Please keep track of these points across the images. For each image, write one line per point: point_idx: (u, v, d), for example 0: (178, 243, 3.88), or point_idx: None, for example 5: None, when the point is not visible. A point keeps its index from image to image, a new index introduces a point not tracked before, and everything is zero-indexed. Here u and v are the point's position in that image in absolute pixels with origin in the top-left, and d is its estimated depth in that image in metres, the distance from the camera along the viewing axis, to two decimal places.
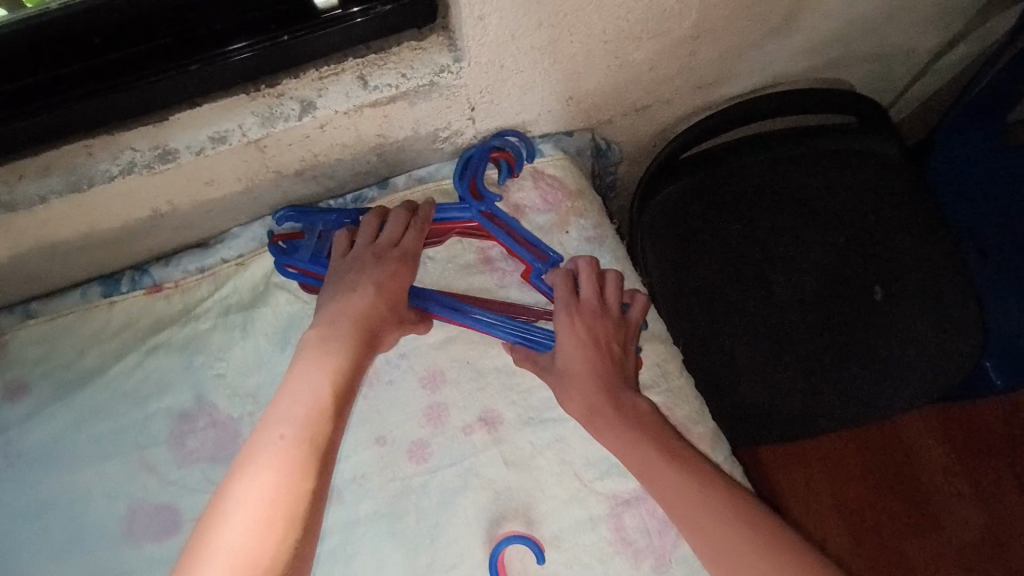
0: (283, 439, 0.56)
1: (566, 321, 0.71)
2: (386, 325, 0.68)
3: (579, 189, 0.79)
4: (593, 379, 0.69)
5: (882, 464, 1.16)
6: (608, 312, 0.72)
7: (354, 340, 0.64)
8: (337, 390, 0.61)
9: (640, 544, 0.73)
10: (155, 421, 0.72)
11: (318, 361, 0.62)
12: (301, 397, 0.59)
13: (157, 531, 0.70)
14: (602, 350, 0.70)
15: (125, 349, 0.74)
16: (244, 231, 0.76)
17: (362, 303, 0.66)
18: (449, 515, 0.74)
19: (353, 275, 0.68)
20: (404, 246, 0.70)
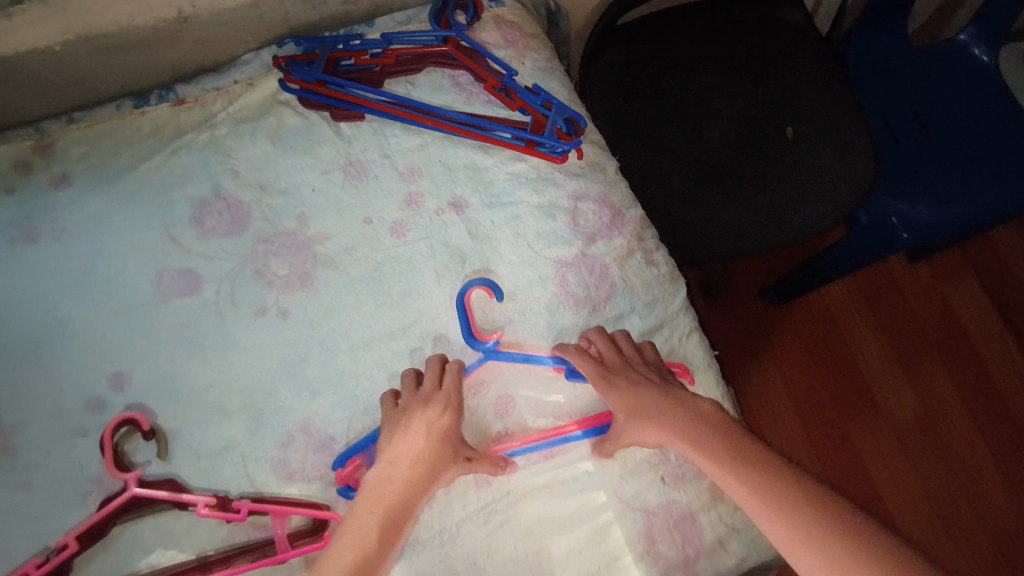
0: (363, 535, 0.64)
1: (605, 386, 0.75)
2: (444, 464, 0.71)
3: (532, 33, 0.97)
4: (654, 412, 0.74)
5: (824, 343, 1.64)
6: (635, 363, 0.78)
7: (411, 479, 0.69)
8: (412, 481, 0.69)
9: (581, 296, 0.84)
10: (179, 205, 0.86)
11: (405, 443, 0.70)
12: (376, 492, 0.67)
13: (180, 289, 0.83)
14: (644, 388, 0.75)
15: (153, 150, 0.88)
16: (254, 57, 0.90)
17: (417, 444, 0.71)
18: (422, 278, 0.84)
19: (407, 420, 0.72)
20: (448, 384, 0.75)
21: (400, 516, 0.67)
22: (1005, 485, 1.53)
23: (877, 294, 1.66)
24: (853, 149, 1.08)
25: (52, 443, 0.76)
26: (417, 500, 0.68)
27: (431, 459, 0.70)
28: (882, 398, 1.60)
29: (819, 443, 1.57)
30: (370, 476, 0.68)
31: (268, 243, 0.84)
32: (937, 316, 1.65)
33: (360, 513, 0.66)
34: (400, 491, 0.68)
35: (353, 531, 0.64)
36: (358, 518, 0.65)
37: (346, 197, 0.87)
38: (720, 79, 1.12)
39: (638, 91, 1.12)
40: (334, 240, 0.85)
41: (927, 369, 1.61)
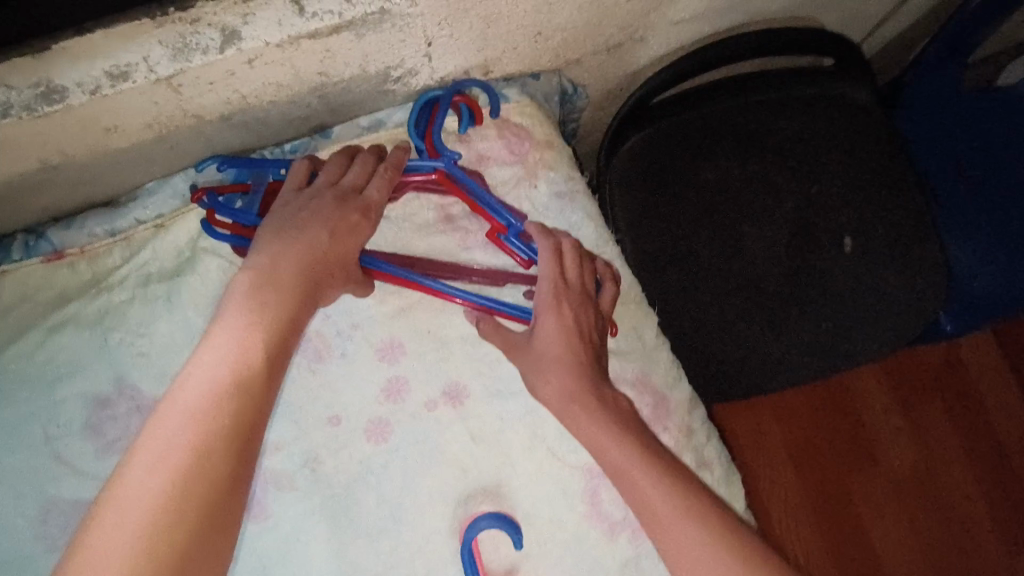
0: (186, 423, 0.46)
1: (550, 307, 0.62)
2: (330, 281, 0.58)
3: (547, 139, 0.73)
4: (574, 371, 0.61)
5: None
6: (585, 301, 0.64)
7: (295, 292, 0.54)
8: (273, 353, 0.52)
9: (617, 519, 0.66)
10: (67, 406, 0.62)
11: (245, 322, 0.51)
12: (214, 369, 0.48)
13: (78, 530, 0.61)
14: (582, 338, 0.62)
15: (26, 326, 0.63)
16: (162, 186, 0.64)
17: (303, 253, 0.56)
18: (412, 495, 0.65)
19: (303, 227, 0.57)
20: (372, 196, 0.61)
21: (257, 421, 0.49)
22: None
23: None
24: (919, 267, 0.90)
25: None
26: (303, 316, 0.54)
27: (317, 273, 0.56)
28: None
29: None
30: (235, 300, 0.53)
31: None
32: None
33: (193, 389, 0.47)
34: (245, 361, 0.50)
35: (175, 435, 0.45)
36: (187, 411, 0.46)
37: (302, 391, 0.64)
38: (772, 178, 0.90)
39: (672, 192, 0.90)
40: (289, 450, 0.63)
41: None
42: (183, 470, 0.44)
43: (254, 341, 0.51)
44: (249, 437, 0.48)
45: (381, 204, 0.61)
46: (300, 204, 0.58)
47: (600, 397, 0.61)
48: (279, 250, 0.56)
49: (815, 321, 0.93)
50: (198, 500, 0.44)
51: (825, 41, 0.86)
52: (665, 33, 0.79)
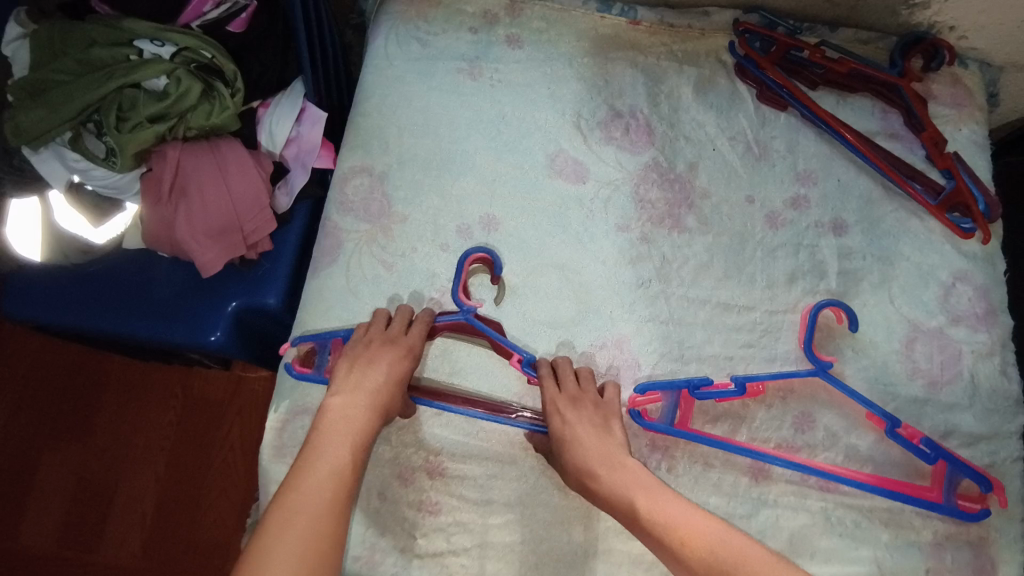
0: (308, 511, 0.60)
1: (558, 414, 0.74)
2: (395, 406, 0.73)
3: (980, 106, 0.93)
4: (585, 475, 0.71)
5: None
6: (589, 398, 0.75)
7: (373, 408, 0.71)
8: (358, 443, 0.68)
9: (922, 366, 0.81)
10: (596, 105, 0.93)
11: (333, 424, 0.68)
12: (313, 482, 0.62)
13: (568, 175, 0.89)
14: (596, 432, 0.73)
15: (596, 51, 0.95)
16: (718, 13, 0.95)
17: (376, 384, 0.72)
18: (773, 271, 0.86)
19: (367, 362, 0.73)
20: (415, 332, 0.77)
21: (355, 473, 0.66)
22: None
23: None
24: None
25: (420, 242, 0.87)
26: (371, 429, 0.70)
27: (390, 399, 0.72)
28: None
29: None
30: (329, 414, 0.69)
31: (654, 172, 0.89)
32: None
33: (309, 484, 0.62)
34: (345, 471, 0.65)
35: (298, 504, 0.60)
36: (308, 492, 0.61)
37: (740, 167, 0.90)
38: None
39: None
40: (712, 199, 0.89)
41: None
42: (311, 524, 0.59)
43: (339, 454, 0.65)
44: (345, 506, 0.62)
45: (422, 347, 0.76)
46: (363, 340, 0.75)
47: (620, 463, 0.71)
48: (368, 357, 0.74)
49: None
50: (318, 549, 0.58)
51: None
52: None
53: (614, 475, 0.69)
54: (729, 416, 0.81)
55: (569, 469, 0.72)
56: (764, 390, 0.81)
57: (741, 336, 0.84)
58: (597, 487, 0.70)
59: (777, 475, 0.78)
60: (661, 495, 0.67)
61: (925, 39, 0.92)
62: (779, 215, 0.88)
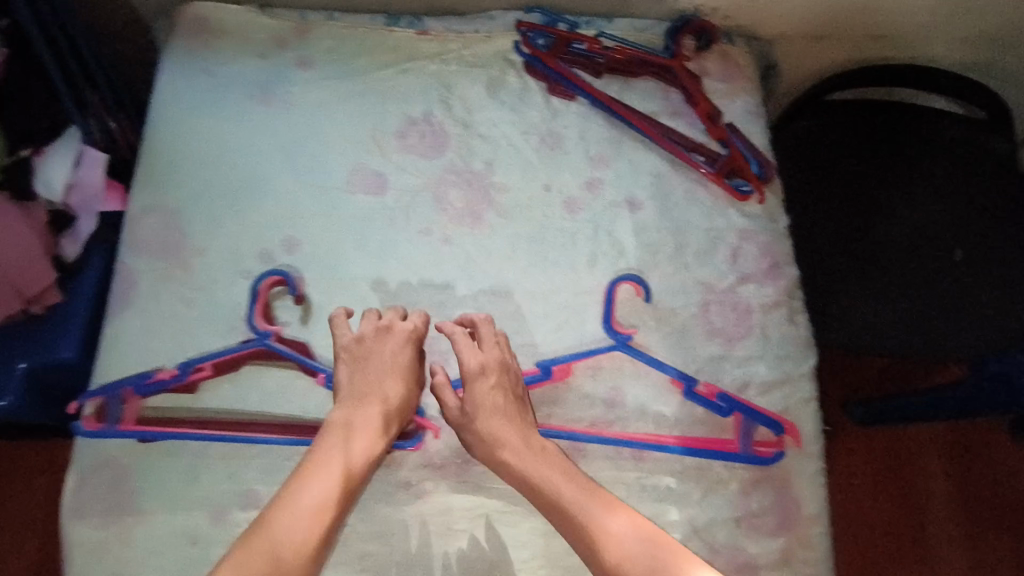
0: (309, 509, 0.63)
1: (474, 378, 0.75)
2: (409, 404, 0.77)
3: (751, 78, 1.00)
4: (506, 439, 0.73)
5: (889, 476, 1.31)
6: (507, 368, 0.77)
7: (393, 409, 0.75)
8: (371, 453, 0.71)
9: (717, 327, 0.86)
10: (390, 116, 0.94)
11: (354, 432, 0.71)
12: (321, 480, 0.66)
13: (368, 188, 0.91)
14: (509, 408, 0.75)
15: (387, 63, 0.97)
16: (500, 16, 0.99)
17: (383, 382, 0.75)
18: (576, 255, 0.88)
19: (366, 358, 0.77)
20: (416, 323, 0.80)
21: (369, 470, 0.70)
22: None
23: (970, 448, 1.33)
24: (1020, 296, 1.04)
25: (221, 273, 0.85)
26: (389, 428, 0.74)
27: (402, 397, 0.76)
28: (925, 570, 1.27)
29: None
30: (342, 408, 0.73)
31: (453, 175, 0.92)
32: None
33: (320, 475, 0.66)
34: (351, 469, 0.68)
35: (303, 493, 0.64)
36: (318, 481, 0.65)
37: (534, 160, 0.93)
38: (912, 179, 1.10)
39: (825, 162, 1.11)
40: (511, 193, 0.91)
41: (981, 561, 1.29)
42: (313, 513, 0.63)
43: (356, 448, 0.70)
44: (347, 503, 0.66)
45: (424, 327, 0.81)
46: (341, 333, 0.78)
47: (527, 436, 0.73)
48: (382, 357, 0.77)
49: (916, 307, 1.03)
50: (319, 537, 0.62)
51: (986, 95, 1.08)
52: (856, 44, 1.06)
53: (522, 456, 0.71)
54: (543, 401, 0.82)
55: (483, 437, 0.73)
56: (574, 369, 0.83)
57: (549, 321, 0.85)
58: (506, 458, 0.72)
59: (593, 452, 0.81)
60: (554, 473, 0.70)
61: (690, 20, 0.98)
62: (578, 201, 0.91)
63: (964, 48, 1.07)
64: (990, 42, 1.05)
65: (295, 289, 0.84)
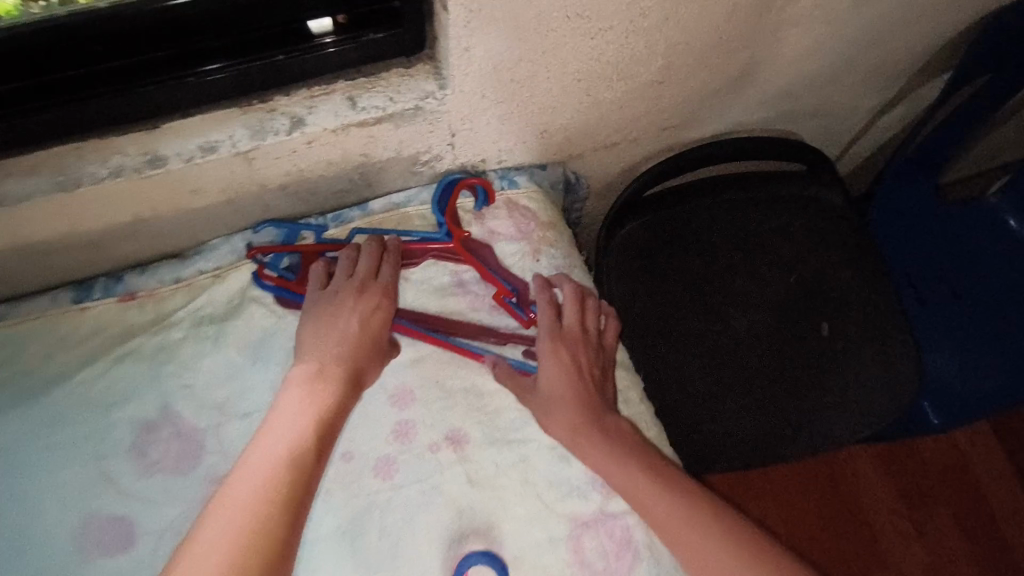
0: (265, 466, 0.61)
1: (550, 352, 0.74)
2: (369, 366, 0.72)
3: (550, 220, 0.85)
4: (573, 407, 0.72)
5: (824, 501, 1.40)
6: (587, 340, 0.78)
7: (343, 382, 0.69)
8: (319, 435, 0.65)
9: (599, 566, 0.70)
10: (117, 430, 0.71)
11: (297, 408, 0.66)
12: (284, 431, 0.64)
13: (113, 544, 0.67)
14: (579, 380, 0.74)
15: (92, 357, 0.73)
16: (223, 243, 0.77)
17: (345, 339, 0.70)
18: (410, 532, 0.70)
19: (331, 317, 0.71)
20: (386, 280, 0.74)
21: (326, 443, 0.65)
22: None
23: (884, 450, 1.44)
24: (895, 355, 0.97)
25: None
26: (347, 404, 0.68)
27: (355, 356, 0.70)
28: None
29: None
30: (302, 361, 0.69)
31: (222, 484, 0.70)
32: (942, 460, 1.43)
33: (257, 458, 0.61)
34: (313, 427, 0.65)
35: (246, 488, 0.59)
36: (256, 471, 0.60)
37: None
38: (754, 260, 1.00)
39: (660, 272, 1.00)
40: None
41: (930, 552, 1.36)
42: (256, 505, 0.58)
43: (304, 423, 0.65)
44: (325, 441, 0.65)
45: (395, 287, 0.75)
46: (326, 296, 0.72)
47: (604, 428, 0.72)
48: (335, 327, 0.70)
49: (794, 404, 0.98)
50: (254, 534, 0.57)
51: (797, 148, 0.99)
52: (655, 137, 0.92)
53: (589, 431, 0.72)
54: None
55: (558, 411, 0.73)
56: None
57: None
58: (589, 451, 0.71)
59: None
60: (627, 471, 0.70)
61: (455, 178, 0.82)
62: (389, 464, 0.72)
63: (765, 109, 0.96)
64: (785, 98, 0.96)
65: None
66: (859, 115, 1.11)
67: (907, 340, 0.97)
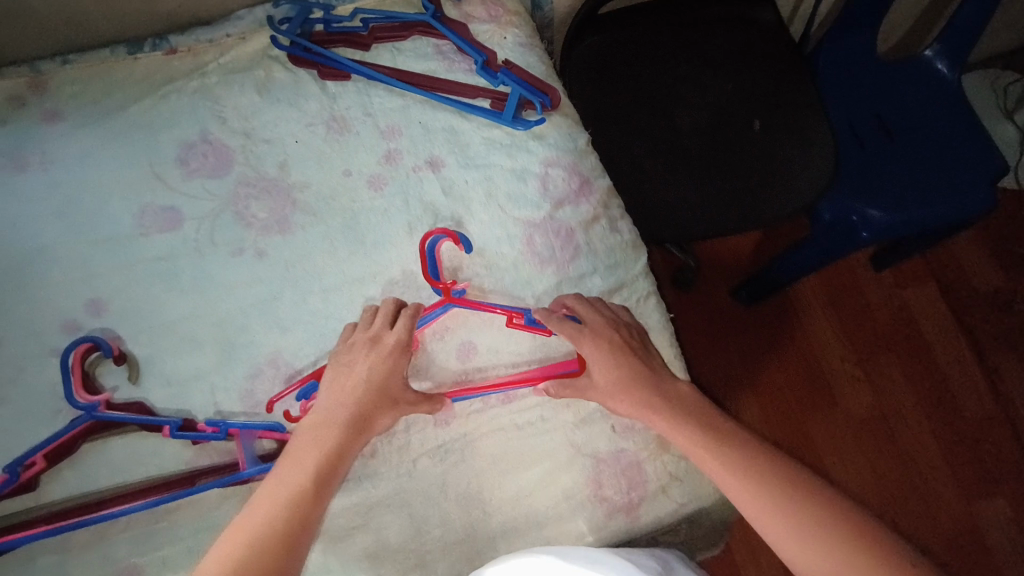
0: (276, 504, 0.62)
1: (587, 347, 0.78)
2: (379, 410, 0.73)
3: (516, 10, 1.01)
4: (638, 388, 0.77)
5: (787, 334, 1.70)
6: (616, 324, 0.81)
7: (345, 425, 0.70)
8: (331, 460, 0.67)
9: (546, 256, 0.88)
10: (165, 146, 0.89)
11: (306, 446, 0.68)
12: (291, 478, 0.65)
13: (162, 224, 0.86)
14: (624, 358, 0.78)
15: (144, 93, 0.91)
16: (248, 13, 0.95)
17: (355, 392, 0.72)
18: (396, 228, 0.88)
19: (349, 367, 0.74)
20: (399, 331, 0.77)
21: (331, 477, 0.66)
22: (947, 455, 1.62)
23: (835, 285, 1.73)
24: (815, 145, 1.14)
25: (27, 360, 0.79)
26: (349, 447, 0.69)
27: (366, 404, 0.72)
28: (840, 396, 1.66)
29: (781, 435, 1.62)
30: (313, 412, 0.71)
31: (249, 186, 0.88)
32: (863, 301, 1.73)
33: (262, 503, 0.62)
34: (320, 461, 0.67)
35: (248, 525, 0.60)
36: (261, 512, 0.61)
37: (327, 149, 0.91)
38: (696, 70, 1.17)
39: (614, 78, 1.17)
40: (314, 187, 0.89)
41: (884, 369, 1.68)
42: (252, 535, 0.59)
43: (308, 464, 0.66)
44: (328, 486, 0.66)
45: (409, 338, 0.77)
46: (348, 345, 0.76)
47: (667, 387, 0.77)
48: (347, 379, 0.73)
49: (728, 184, 1.14)
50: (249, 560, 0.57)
51: None
52: None
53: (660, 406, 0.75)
54: None
55: (620, 397, 0.77)
56: (421, 339, 0.83)
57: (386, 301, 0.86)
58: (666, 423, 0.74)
59: (461, 411, 0.81)
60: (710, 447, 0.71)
61: None
62: (378, 180, 0.90)
63: None
64: None
65: (110, 351, 0.78)
66: None
67: (826, 131, 1.14)
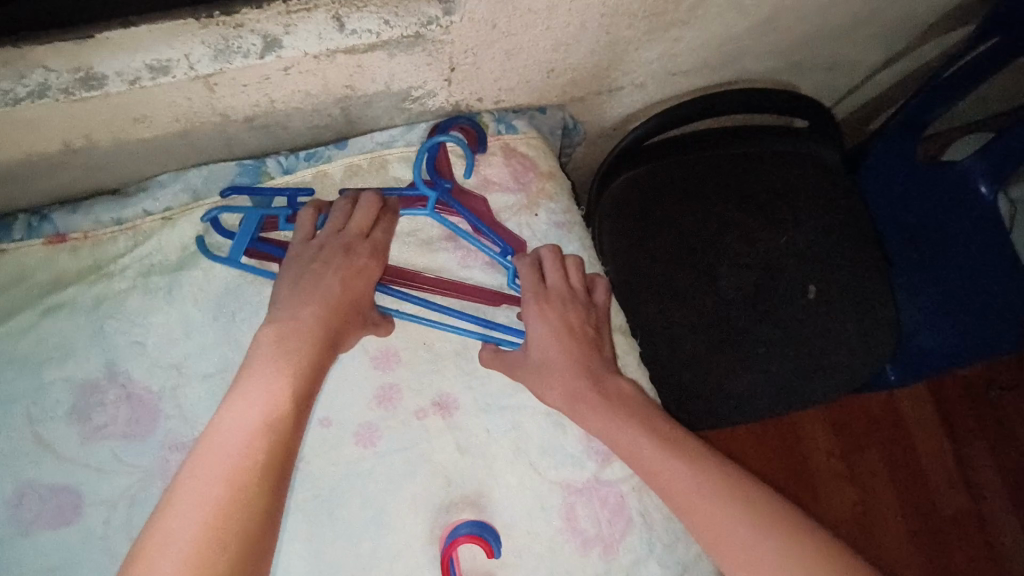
0: (226, 467, 0.49)
1: (536, 312, 0.66)
2: (353, 323, 0.62)
3: (550, 171, 0.77)
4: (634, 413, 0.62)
5: None
6: (580, 301, 0.68)
7: (324, 331, 0.59)
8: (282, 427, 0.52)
9: (590, 534, 0.67)
10: (52, 390, 0.62)
11: (272, 363, 0.55)
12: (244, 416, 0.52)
13: (51, 516, 0.60)
14: (572, 338, 0.66)
15: (18, 307, 0.62)
16: (173, 181, 0.65)
17: (327, 285, 0.61)
18: (395, 501, 0.66)
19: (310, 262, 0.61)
20: (377, 237, 0.64)
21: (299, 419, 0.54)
22: None
23: None
24: (876, 318, 0.96)
25: None
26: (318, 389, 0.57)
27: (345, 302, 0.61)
28: None
29: None
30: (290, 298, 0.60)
31: (180, 451, 0.62)
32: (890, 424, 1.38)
33: (216, 446, 0.49)
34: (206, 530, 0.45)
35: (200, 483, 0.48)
36: (213, 461, 0.49)
37: None
38: (746, 221, 0.96)
39: (650, 229, 0.95)
40: None
41: None
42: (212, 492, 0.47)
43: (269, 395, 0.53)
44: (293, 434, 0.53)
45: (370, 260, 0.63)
46: (310, 250, 0.62)
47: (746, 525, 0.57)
48: (211, 430, 0.51)
49: (774, 365, 0.96)
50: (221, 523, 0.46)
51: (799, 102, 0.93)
52: (662, 82, 0.84)
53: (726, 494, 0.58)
54: None
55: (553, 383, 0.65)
56: None
57: None
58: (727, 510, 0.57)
59: None
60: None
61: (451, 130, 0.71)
62: (370, 433, 0.67)
63: (776, 58, 0.90)
64: (797, 48, 0.89)
65: None
66: (852, 79, 1.07)
67: (889, 302, 0.96)
